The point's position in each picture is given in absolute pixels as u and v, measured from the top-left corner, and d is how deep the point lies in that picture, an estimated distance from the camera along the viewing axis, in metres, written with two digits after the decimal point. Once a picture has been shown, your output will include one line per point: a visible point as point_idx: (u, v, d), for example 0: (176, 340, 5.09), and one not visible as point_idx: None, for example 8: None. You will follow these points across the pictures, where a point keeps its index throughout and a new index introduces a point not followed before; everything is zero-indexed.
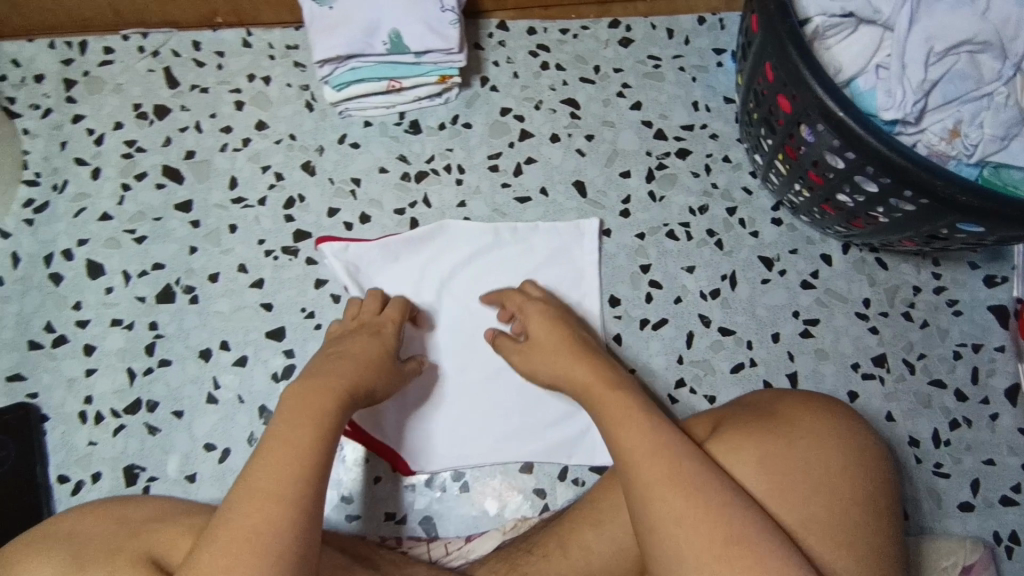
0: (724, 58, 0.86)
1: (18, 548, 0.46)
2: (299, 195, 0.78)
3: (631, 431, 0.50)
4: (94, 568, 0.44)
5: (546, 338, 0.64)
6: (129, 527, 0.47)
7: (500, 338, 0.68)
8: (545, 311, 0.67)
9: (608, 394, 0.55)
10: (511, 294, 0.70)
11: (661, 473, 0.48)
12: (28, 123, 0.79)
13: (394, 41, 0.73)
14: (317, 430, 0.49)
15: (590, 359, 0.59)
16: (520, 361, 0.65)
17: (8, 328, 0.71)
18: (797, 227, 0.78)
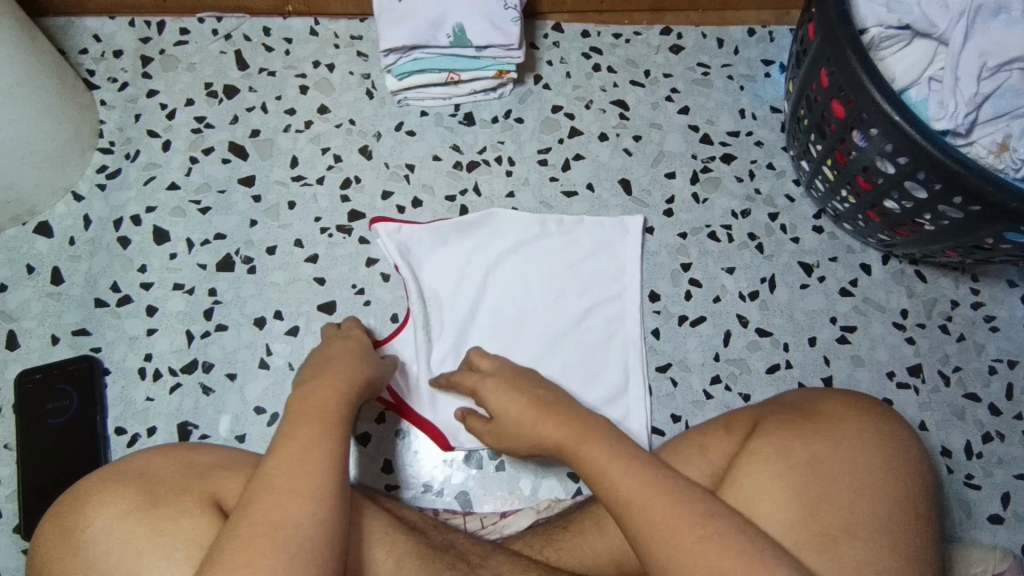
0: (772, 69, 0.88)
1: (93, 482, 0.49)
2: (356, 176, 0.81)
3: (621, 476, 0.49)
4: (166, 503, 0.47)
5: (508, 416, 0.60)
6: (196, 470, 0.50)
7: (470, 418, 0.66)
8: (501, 382, 0.63)
9: (584, 448, 0.53)
10: (462, 377, 0.66)
11: (660, 514, 0.46)
12: (105, 95, 0.83)
13: (458, 35, 0.76)
14: (305, 439, 0.49)
15: (556, 415, 0.57)
16: (497, 441, 0.63)
17: (77, 285, 0.75)
18: (837, 235, 0.79)
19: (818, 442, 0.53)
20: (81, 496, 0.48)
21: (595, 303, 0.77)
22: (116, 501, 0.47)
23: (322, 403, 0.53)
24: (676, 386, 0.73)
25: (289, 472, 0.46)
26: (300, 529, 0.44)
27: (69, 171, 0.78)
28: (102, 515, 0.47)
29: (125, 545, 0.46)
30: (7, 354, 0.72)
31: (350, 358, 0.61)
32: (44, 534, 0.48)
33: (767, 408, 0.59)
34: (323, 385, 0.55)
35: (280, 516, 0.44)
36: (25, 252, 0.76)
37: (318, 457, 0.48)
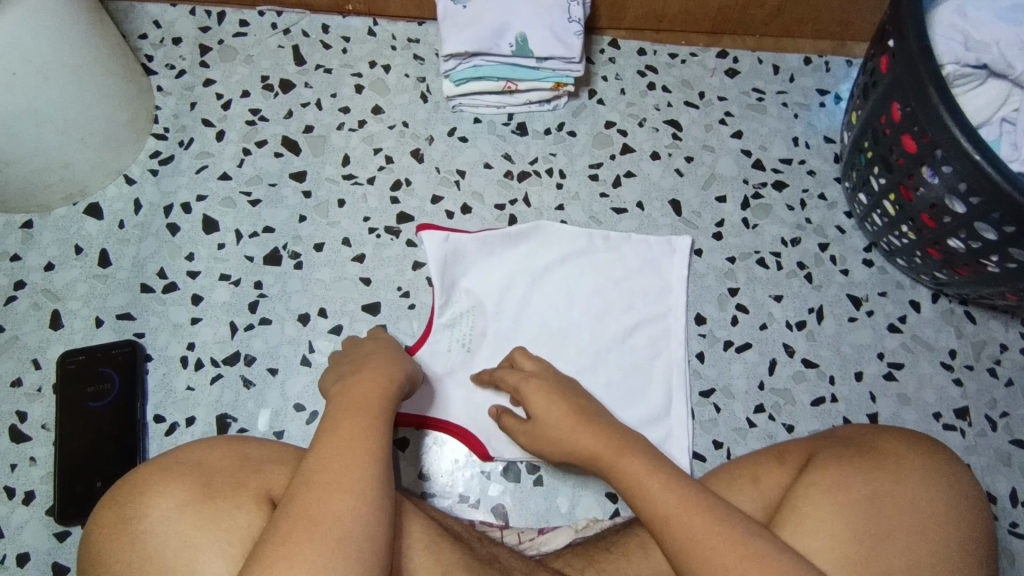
0: (827, 99, 0.88)
1: (148, 471, 0.50)
2: (406, 179, 0.81)
3: (660, 490, 0.49)
4: (221, 497, 0.48)
5: (547, 421, 0.61)
6: (251, 463, 0.52)
7: (506, 417, 0.66)
8: (542, 385, 0.63)
9: (620, 460, 0.53)
10: (507, 375, 0.66)
11: (702, 530, 0.47)
12: (162, 81, 0.83)
13: (520, 44, 0.76)
14: (355, 431, 0.49)
15: (590, 425, 0.57)
16: (530, 443, 0.63)
17: (124, 269, 0.75)
18: (888, 270, 0.78)
19: (869, 475, 0.52)
20: (136, 485, 0.49)
21: (639, 322, 0.76)
22: (173, 489, 0.48)
23: (370, 394, 0.53)
24: (719, 412, 0.72)
25: (336, 461, 0.46)
26: (345, 522, 0.43)
27: (123, 154, 0.78)
28: (157, 501, 0.48)
29: (176, 536, 0.46)
30: (51, 333, 0.72)
31: (390, 352, 0.61)
32: (95, 520, 0.49)
33: (817, 440, 0.59)
34: (372, 378, 0.55)
35: (324, 506, 0.44)
36: (74, 231, 0.76)
37: (364, 449, 0.47)
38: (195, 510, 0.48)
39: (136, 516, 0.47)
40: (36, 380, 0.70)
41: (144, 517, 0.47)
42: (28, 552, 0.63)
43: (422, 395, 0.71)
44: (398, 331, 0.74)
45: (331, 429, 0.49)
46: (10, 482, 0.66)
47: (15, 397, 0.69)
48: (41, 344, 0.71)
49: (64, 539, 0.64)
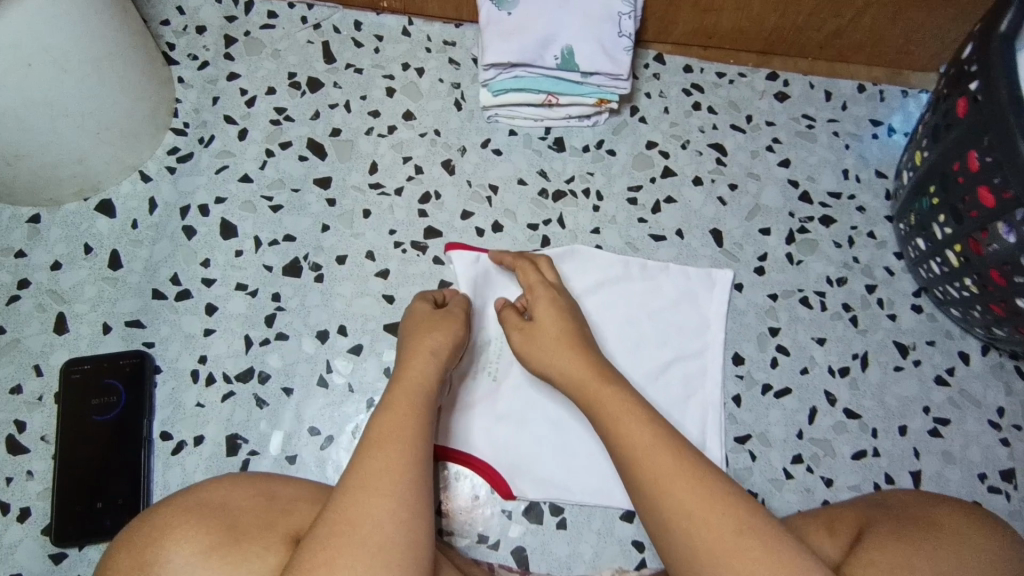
0: (880, 130, 0.83)
1: (168, 512, 0.49)
2: (436, 191, 0.77)
3: (634, 428, 0.55)
4: (250, 539, 0.48)
5: (550, 327, 0.64)
6: (279, 503, 0.52)
7: (506, 308, 0.68)
8: (553, 295, 0.67)
9: (603, 392, 0.59)
10: (525, 270, 0.69)
11: (669, 466, 0.51)
12: (183, 72, 0.79)
13: (566, 57, 0.72)
14: (398, 427, 0.52)
15: (583, 351, 0.62)
16: (520, 339, 0.65)
17: (136, 273, 0.71)
18: (937, 317, 0.75)
19: (927, 556, 0.49)
20: (157, 527, 0.48)
21: (673, 359, 0.72)
22: (196, 536, 0.47)
23: (415, 389, 0.56)
24: (754, 460, 0.69)
25: (377, 464, 0.49)
26: (382, 529, 0.46)
27: (140, 149, 0.74)
28: (181, 547, 0.47)
29: None
30: (55, 338, 0.68)
31: (444, 333, 0.62)
32: (110, 564, 0.47)
33: (869, 510, 0.57)
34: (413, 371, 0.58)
35: (364, 512, 0.46)
36: (84, 229, 0.72)
37: (403, 454, 0.50)
38: (220, 557, 0.47)
39: (159, 562, 0.46)
40: (36, 387, 0.66)
41: (167, 564, 0.46)
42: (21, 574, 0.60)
43: (445, 425, 0.67)
44: None
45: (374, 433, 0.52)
46: (5, 496, 0.62)
47: (14, 405, 0.65)
48: (44, 349, 0.67)
49: (60, 561, 0.61)
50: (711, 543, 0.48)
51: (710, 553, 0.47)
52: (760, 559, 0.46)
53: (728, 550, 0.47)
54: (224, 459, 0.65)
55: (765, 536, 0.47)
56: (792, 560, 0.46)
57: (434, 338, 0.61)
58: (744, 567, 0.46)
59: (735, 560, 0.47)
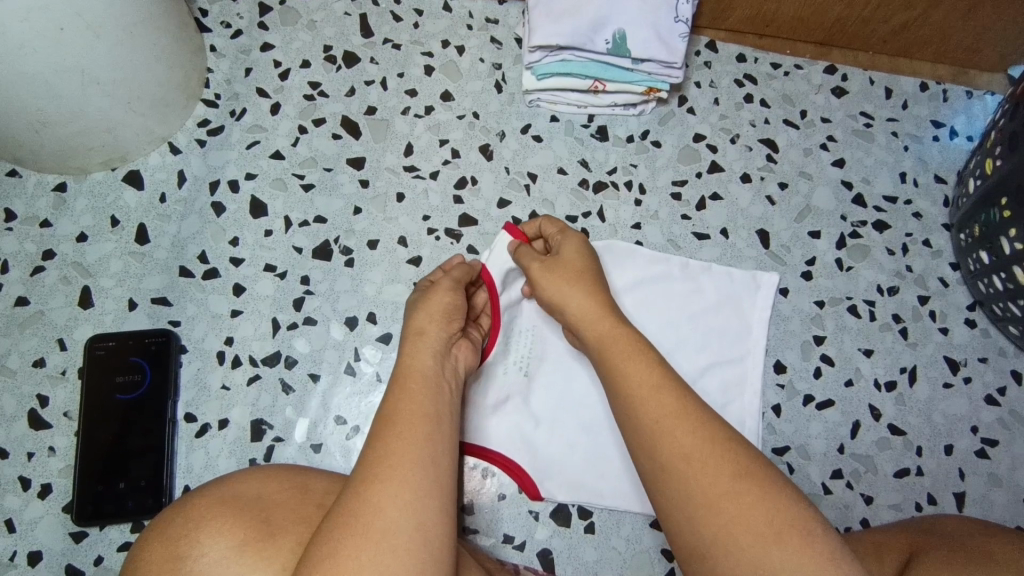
0: (942, 132, 0.79)
1: (204, 505, 0.48)
2: (472, 177, 0.74)
3: (639, 368, 0.53)
4: (277, 534, 0.46)
5: (575, 263, 0.62)
6: (311, 496, 0.50)
7: (522, 246, 0.65)
8: (580, 238, 0.65)
9: (610, 333, 0.57)
10: (550, 220, 0.67)
11: (671, 408, 0.50)
12: (216, 41, 0.76)
13: (618, 41, 0.68)
14: (410, 409, 0.49)
15: (597, 291, 0.60)
16: (539, 270, 0.62)
17: (162, 249, 0.69)
18: (991, 333, 0.71)
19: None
20: (191, 520, 0.47)
21: (712, 364, 0.69)
22: (229, 531, 0.46)
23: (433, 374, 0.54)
24: (792, 473, 0.66)
25: (397, 445, 0.47)
26: (386, 517, 0.43)
27: (170, 120, 0.71)
28: (214, 541, 0.45)
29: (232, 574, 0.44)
30: (80, 312, 0.67)
31: (444, 309, 0.59)
32: (141, 557, 0.46)
33: (921, 536, 0.55)
34: (420, 353, 0.55)
35: (375, 500, 0.44)
36: (111, 201, 0.70)
37: (423, 438, 0.48)
38: (254, 552, 0.45)
39: (190, 557, 0.45)
40: (60, 361, 0.65)
41: (199, 558, 0.45)
42: (41, 551, 0.60)
43: (472, 418, 0.65)
44: None
45: (388, 413, 0.49)
46: (26, 472, 0.62)
47: (38, 378, 0.64)
48: (69, 323, 0.66)
49: (81, 540, 0.60)
50: (705, 487, 0.46)
51: (704, 497, 0.45)
52: (757, 504, 0.44)
53: (723, 495, 0.45)
54: (247, 444, 0.63)
55: (764, 482, 0.45)
56: (791, 511, 0.44)
57: (430, 311, 0.58)
58: (737, 513, 0.44)
59: (729, 506, 0.44)
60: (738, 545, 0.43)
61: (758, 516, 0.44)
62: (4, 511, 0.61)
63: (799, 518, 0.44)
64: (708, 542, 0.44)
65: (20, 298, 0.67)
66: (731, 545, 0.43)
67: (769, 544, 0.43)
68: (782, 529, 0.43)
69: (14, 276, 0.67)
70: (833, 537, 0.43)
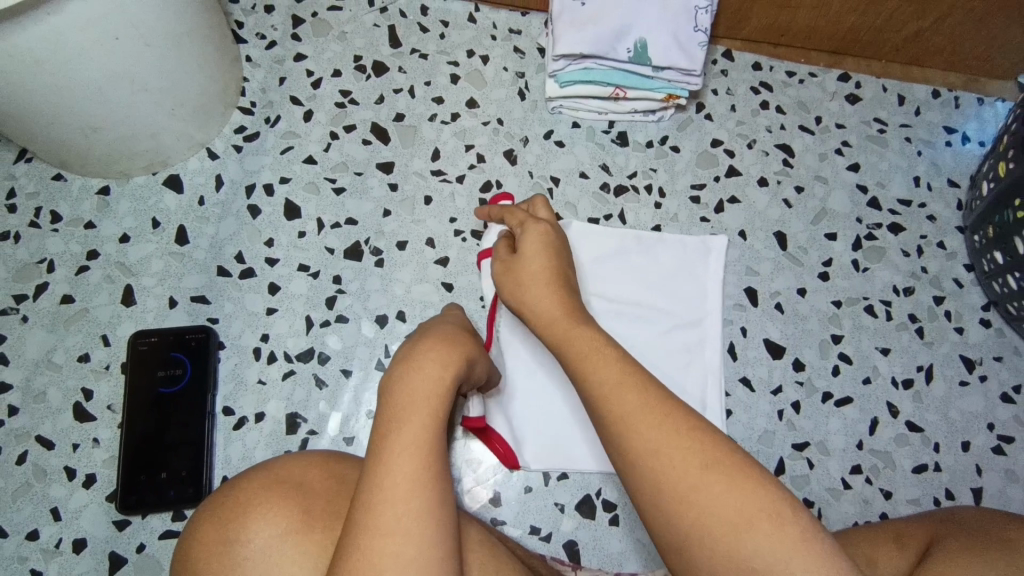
0: (954, 138, 0.81)
1: (252, 489, 0.49)
2: (497, 181, 0.76)
3: (600, 364, 0.50)
4: (322, 528, 0.47)
5: (530, 262, 0.60)
6: (350, 486, 0.50)
7: (499, 243, 0.65)
8: (542, 229, 0.63)
9: (570, 332, 0.54)
10: (513, 214, 0.66)
11: (635, 403, 0.46)
12: (251, 51, 0.79)
13: (639, 50, 0.71)
14: (394, 441, 0.45)
15: (557, 289, 0.58)
16: (502, 274, 0.61)
17: (201, 249, 0.72)
18: (1006, 333, 0.72)
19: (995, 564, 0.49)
20: (237, 505, 0.48)
21: (672, 327, 0.71)
22: (275, 519, 0.47)
23: (421, 398, 0.47)
24: (812, 468, 0.68)
25: (381, 466, 0.45)
26: (393, 547, 0.42)
27: (208, 127, 0.74)
28: (258, 532, 0.47)
29: (281, 563, 0.46)
30: (123, 309, 0.69)
31: (448, 325, 0.55)
32: (194, 538, 0.48)
33: (937, 525, 0.56)
34: (407, 387, 0.48)
35: (375, 533, 0.42)
36: (152, 204, 0.73)
37: (407, 461, 0.44)
38: (296, 544, 0.47)
39: (241, 542, 0.46)
40: (104, 357, 0.68)
41: (249, 544, 0.46)
42: (86, 538, 0.62)
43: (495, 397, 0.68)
44: None
45: (385, 433, 0.46)
46: (71, 462, 0.64)
47: (82, 373, 0.67)
48: (112, 319, 0.69)
49: (123, 528, 0.62)
50: (675, 481, 0.43)
51: (675, 498, 0.42)
52: (727, 495, 0.42)
53: (692, 490, 0.42)
54: (283, 437, 0.66)
55: (732, 471, 0.43)
56: (767, 500, 0.42)
57: (435, 330, 0.54)
58: (708, 507, 0.42)
59: (699, 500, 0.42)
60: (712, 537, 0.41)
61: (724, 508, 0.41)
62: (50, 500, 0.63)
63: (773, 506, 0.41)
64: (683, 535, 0.42)
65: (66, 296, 0.70)
66: (704, 539, 0.41)
67: (742, 533, 0.41)
68: (751, 519, 0.41)
69: (60, 274, 0.70)
70: (810, 521, 0.41)
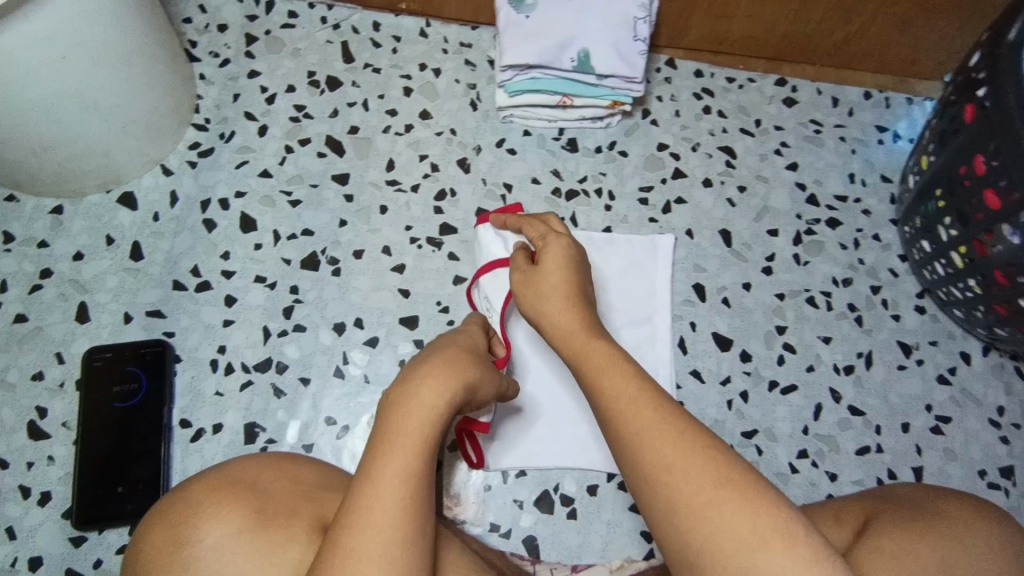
0: (886, 137, 0.85)
1: (205, 491, 0.50)
2: (452, 189, 0.78)
3: (614, 380, 0.50)
4: (273, 526, 0.48)
5: (549, 277, 0.60)
6: (303, 488, 0.51)
7: (516, 253, 0.64)
8: (564, 243, 0.62)
9: (586, 349, 0.54)
10: (534, 222, 0.65)
11: (649, 419, 0.47)
12: (205, 69, 0.81)
13: (582, 60, 0.74)
14: (387, 461, 0.45)
15: (576, 306, 0.58)
16: (520, 286, 0.61)
17: (157, 264, 0.72)
18: (940, 318, 0.76)
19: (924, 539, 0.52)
20: (188, 506, 0.49)
21: (622, 325, 0.73)
22: (226, 517, 0.48)
23: (417, 419, 0.46)
24: (761, 454, 0.70)
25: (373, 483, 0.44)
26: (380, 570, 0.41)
27: (162, 144, 0.75)
28: (209, 531, 0.47)
29: (230, 563, 0.46)
30: (77, 326, 0.69)
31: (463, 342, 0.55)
32: (143, 541, 0.48)
33: (875, 500, 0.58)
34: (409, 405, 0.47)
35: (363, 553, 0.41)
36: (106, 221, 0.74)
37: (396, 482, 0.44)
38: (247, 542, 0.47)
39: (192, 541, 0.47)
40: (58, 374, 0.68)
41: (199, 543, 0.47)
42: (41, 557, 0.62)
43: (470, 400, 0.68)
44: None
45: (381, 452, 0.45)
46: (26, 481, 0.64)
47: (37, 391, 0.67)
48: (67, 337, 0.69)
49: (80, 544, 0.62)
50: (687, 497, 0.43)
51: (687, 513, 0.43)
52: (741, 511, 0.42)
53: (703, 506, 0.42)
54: (241, 447, 0.66)
55: (747, 488, 0.43)
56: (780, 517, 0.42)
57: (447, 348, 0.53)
58: (720, 522, 0.42)
59: (712, 515, 0.42)
60: (723, 555, 0.41)
61: (739, 524, 0.41)
62: (5, 520, 0.62)
63: (785, 523, 0.42)
64: (694, 553, 0.42)
65: (19, 315, 0.69)
66: (716, 555, 0.41)
67: (755, 550, 0.41)
68: (764, 536, 0.41)
69: (13, 294, 0.70)
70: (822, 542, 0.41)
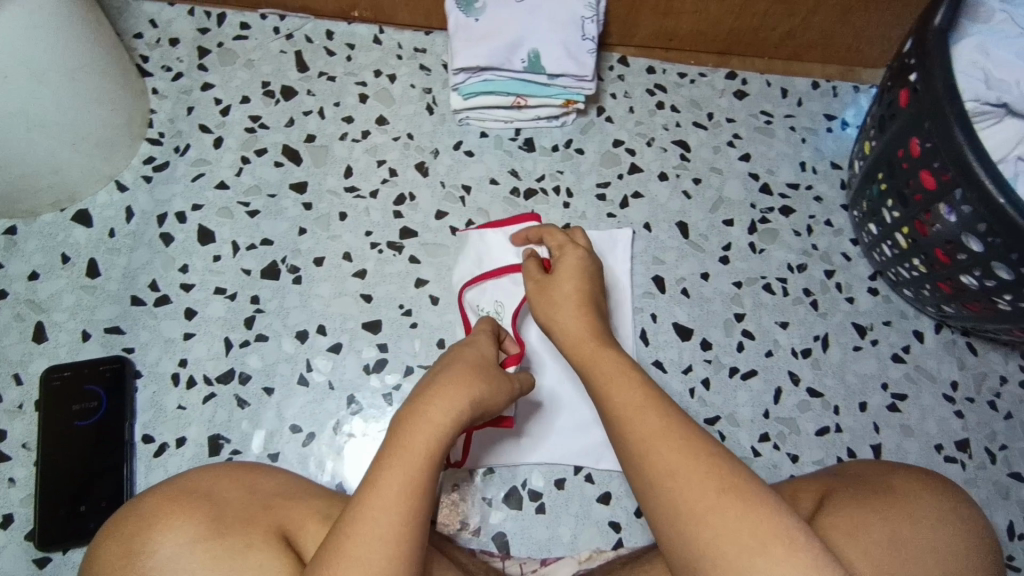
0: (834, 125, 0.87)
1: (161, 501, 0.50)
2: (410, 193, 0.79)
3: (621, 389, 0.53)
4: (231, 533, 0.48)
5: (565, 287, 0.62)
6: (261, 497, 0.51)
7: (529, 260, 0.66)
8: (579, 254, 0.65)
9: (597, 359, 0.57)
10: (552, 231, 0.67)
11: (654, 427, 0.49)
12: (158, 83, 0.80)
13: (533, 60, 0.75)
14: (393, 474, 0.46)
15: (589, 315, 0.61)
16: (535, 294, 0.63)
17: (114, 280, 0.72)
18: (893, 299, 0.78)
19: (876, 514, 0.53)
20: (144, 517, 0.48)
21: None
22: (183, 526, 0.48)
23: (427, 434, 0.47)
24: (723, 439, 0.71)
25: (380, 497, 0.45)
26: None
27: (115, 159, 0.75)
28: (165, 540, 0.47)
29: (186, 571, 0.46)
30: (34, 346, 0.69)
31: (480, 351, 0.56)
32: (97, 552, 0.48)
33: (830, 479, 0.60)
34: (421, 420, 0.48)
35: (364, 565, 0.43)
36: (61, 239, 0.73)
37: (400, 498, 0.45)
38: (203, 550, 0.47)
39: (148, 550, 0.47)
40: (16, 396, 0.67)
41: (154, 552, 0.47)
42: None
43: None
44: (398, 351, 0.72)
45: (390, 466, 0.46)
46: None
47: None
48: (23, 358, 0.68)
49: (44, 565, 0.62)
50: (690, 501, 0.45)
51: (689, 517, 0.45)
52: (743, 515, 0.44)
53: (705, 510, 0.45)
54: (206, 460, 0.66)
55: (748, 493, 0.45)
56: (778, 519, 0.44)
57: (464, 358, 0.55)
58: (721, 525, 0.44)
59: (714, 519, 0.44)
60: (718, 552, 0.43)
61: (738, 527, 0.44)
62: None
63: (783, 526, 0.44)
64: (696, 554, 0.44)
65: None
66: (717, 557, 0.43)
67: (754, 553, 0.43)
68: (765, 538, 0.43)
69: None
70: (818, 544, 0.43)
